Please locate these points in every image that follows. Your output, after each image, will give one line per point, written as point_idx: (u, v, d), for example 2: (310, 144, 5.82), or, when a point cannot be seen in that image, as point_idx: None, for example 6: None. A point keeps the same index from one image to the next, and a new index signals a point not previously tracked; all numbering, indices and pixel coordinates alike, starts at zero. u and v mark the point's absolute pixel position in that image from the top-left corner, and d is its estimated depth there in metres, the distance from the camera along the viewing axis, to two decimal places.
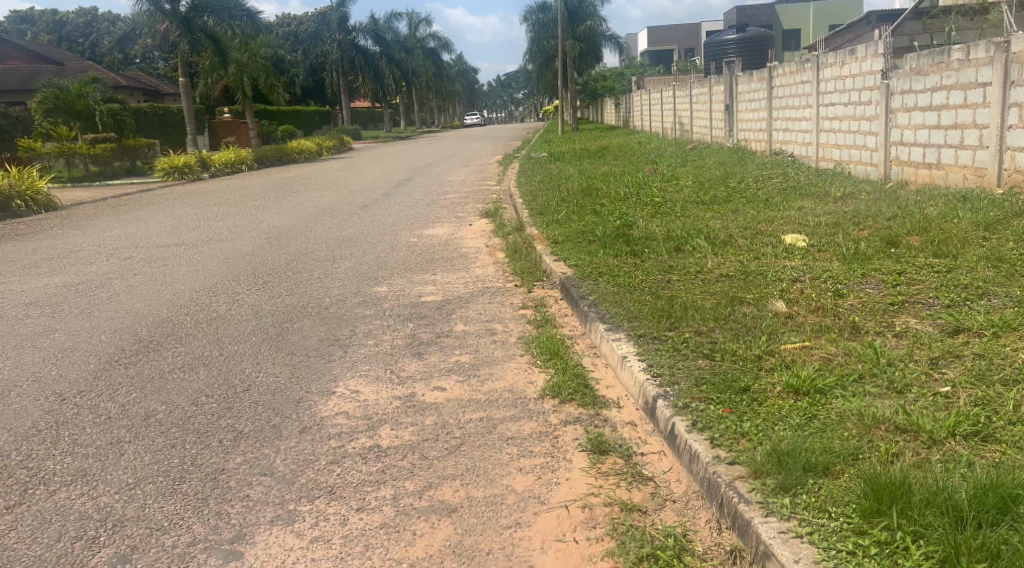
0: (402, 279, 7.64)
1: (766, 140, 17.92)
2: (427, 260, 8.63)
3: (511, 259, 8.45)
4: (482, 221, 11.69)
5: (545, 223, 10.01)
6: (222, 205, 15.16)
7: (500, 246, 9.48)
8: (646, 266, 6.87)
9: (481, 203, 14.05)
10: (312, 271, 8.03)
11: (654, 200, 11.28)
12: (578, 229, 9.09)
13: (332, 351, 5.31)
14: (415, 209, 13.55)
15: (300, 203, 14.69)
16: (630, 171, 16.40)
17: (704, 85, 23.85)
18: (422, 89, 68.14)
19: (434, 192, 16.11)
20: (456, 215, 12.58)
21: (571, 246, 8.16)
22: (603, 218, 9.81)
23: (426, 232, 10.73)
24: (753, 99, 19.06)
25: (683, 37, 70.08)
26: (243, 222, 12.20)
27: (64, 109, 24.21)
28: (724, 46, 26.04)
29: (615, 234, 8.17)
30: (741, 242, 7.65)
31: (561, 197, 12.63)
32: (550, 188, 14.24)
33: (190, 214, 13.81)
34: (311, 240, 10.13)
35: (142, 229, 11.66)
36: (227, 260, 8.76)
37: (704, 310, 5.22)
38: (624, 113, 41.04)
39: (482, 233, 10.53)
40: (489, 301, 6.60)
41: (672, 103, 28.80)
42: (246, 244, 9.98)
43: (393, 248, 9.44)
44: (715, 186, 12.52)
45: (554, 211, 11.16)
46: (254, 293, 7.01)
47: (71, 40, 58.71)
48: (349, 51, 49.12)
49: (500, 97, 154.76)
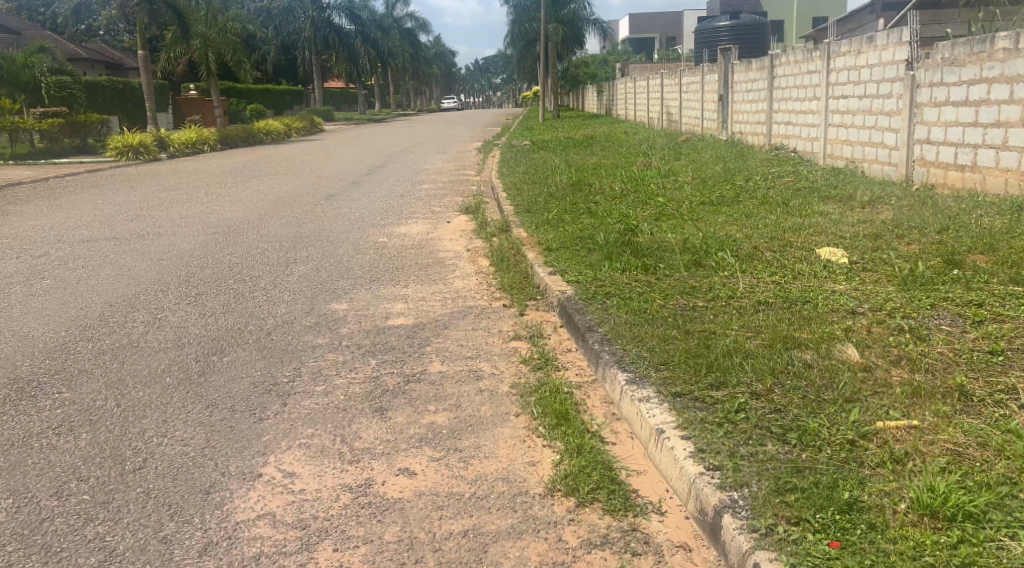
0: (367, 293, 6.37)
1: (766, 133, 16.77)
2: (397, 268, 7.35)
3: (497, 268, 7.22)
4: (461, 217, 10.45)
5: (534, 224, 8.80)
6: (173, 191, 13.79)
7: (482, 250, 8.26)
8: (663, 287, 5.68)
9: (459, 196, 12.82)
10: (257, 281, 6.74)
11: (655, 199, 10.11)
12: (575, 233, 7.89)
13: (266, 403, 4.06)
14: (386, 201, 12.25)
15: (260, 191, 13.35)
16: (621, 164, 15.20)
17: (696, 74, 22.68)
18: (399, 71, 66.52)
19: (407, 181, 14.80)
20: (432, 210, 11.31)
21: (568, 256, 6.95)
22: (601, 220, 8.62)
23: (397, 230, 9.48)
24: (751, 89, 17.90)
25: (664, 26, 69.12)
26: (191, 213, 10.87)
27: (10, 81, 22.59)
28: (716, 33, 24.83)
29: (619, 243, 6.95)
30: (770, 256, 6.45)
31: (549, 193, 11.42)
32: (536, 181, 13.02)
33: (135, 201, 12.48)
34: (263, 238, 8.85)
35: (72, 220, 10.33)
36: (159, 263, 7.48)
37: (753, 357, 4.03)
38: (607, 102, 39.78)
39: (461, 234, 9.27)
40: (471, 328, 5.36)
41: (660, 92, 27.60)
42: (187, 241, 8.69)
43: (358, 250, 8.18)
44: (717, 184, 11.40)
45: (543, 209, 9.95)
46: (181, 311, 5.72)
47: (32, 11, 56.74)
48: (324, 29, 47.39)
49: (479, 83, 152.92)
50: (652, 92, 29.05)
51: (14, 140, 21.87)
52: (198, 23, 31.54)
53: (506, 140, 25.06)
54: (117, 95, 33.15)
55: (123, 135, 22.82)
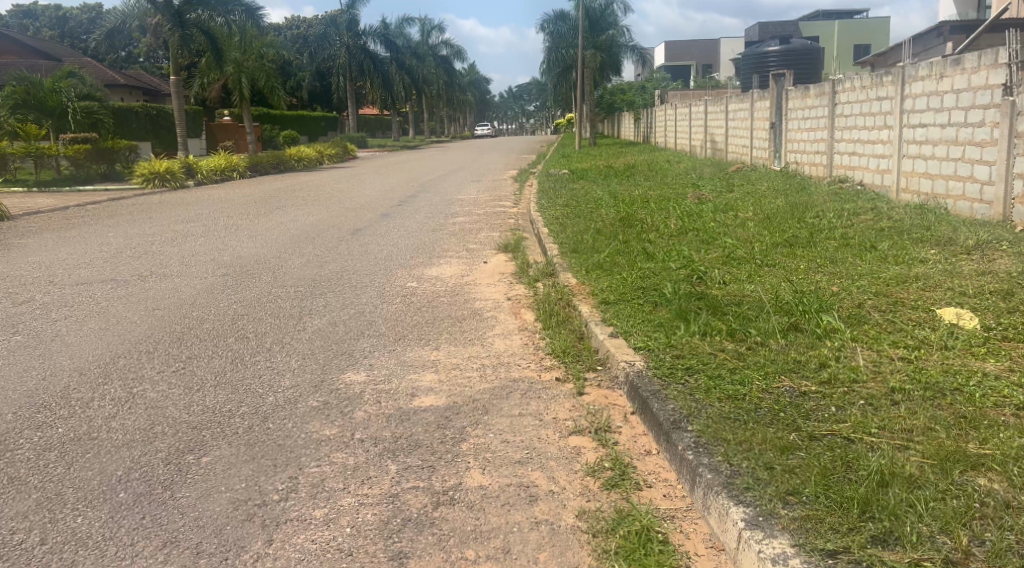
0: (391, 358, 5.27)
1: (826, 164, 15.57)
2: (426, 323, 6.25)
3: (544, 324, 6.11)
4: (499, 256, 9.39)
5: (584, 268, 7.70)
6: (192, 222, 12.92)
7: (526, 299, 7.17)
8: (759, 360, 4.55)
9: (496, 230, 11.81)
10: (263, 340, 5.70)
11: (718, 239, 8.99)
12: (635, 281, 6.78)
13: (244, 541, 2.98)
14: (416, 235, 11.24)
15: (283, 224, 12.41)
16: (671, 197, 14.09)
17: (744, 101, 21.56)
18: (434, 98, 66.15)
19: (440, 214, 13.80)
20: (467, 247, 10.27)
21: (631, 311, 5.84)
22: (661, 265, 7.51)
23: (429, 272, 8.45)
24: (808, 116, 16.72)
25: (701, 53, 68.17)
26: (204, 248, 9.95)
27: (36, 106, 22.04)
28: (764, 59, 23.72)
29: (693, 298, 5.83)
30: (883, 319, 5.28)
31: (595, 228, 10.37)
32: (581, 215, 11.97)
33: (148, 233, 11.62)
34: (278, 280, 7.87)
35: (75, 255, 9.46)
36: (154, 312, 6.50)
37: (921, 487, 2.91)
38: (645, 130, 38.74)
39: (499, 277, 8.19)
40: (518, 415, 4.23)
41: (704, 119, 26.49)
42: (193, 284, 7.74)
43: (383, 297, 7.13)
44: (784, 221, 10.26)
45: (592, 249, 8.88)
46: (163, 382, 4.67)
47: (75, 37, 57.49)
48: (359, 55, 47.03)
49: (513, 110, 152.98)
50: (695, 119, 27.96)
51: (40, 166, 21.32)
52: (231, 49, 31.09)
53: (543, 169, 24.04)
54: (149, 121, 32.77)
55: (150, 162, 22.18)
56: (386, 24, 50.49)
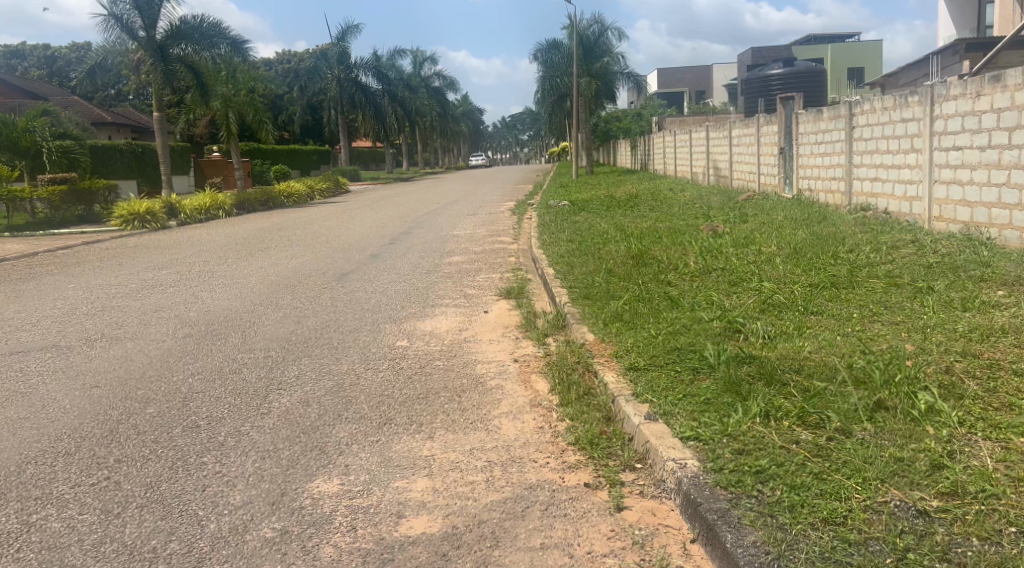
0: (372, 456, 4.20)
1: (844, 191, 14.63)
2: (417, 398, 5.17)
3: (561, 395, 5.07)
4: (501, 305, 8.35)
5: (600, 319, 6.69)
6: (164, 269, 11.87)
7: (535, 360, 6.11)
8: (851, 455, 3.54)
9: (495, 271, 10.81)
10: (216, 431, 4.62)
11: (747, 282, 8.00)
12: (663, 336, 5.77)
13: None
14: (409, 280, 10.18)
15: (263, 269, 11.37)
16: (683, 231, 13.12)
17: (749, 127, 20.68)
18: (427, 129, 65.53)
19: (435, 253, 12.76)
20: (464, 292, 9.25)
21: (667, 381, 4.83)
22: (691, 317, 6.48)
23: (421, 326, 7.41)
24: (822, 140, 15.81)
25: (693, 80, 67.75)
26: (171, 302, 8.92)
27: (9, 147, 21.02)
28: (768, 82, 22.90)
29: (744, 368, 4.79)
30: (988, 390, 4.27)
31: (606, 268, 9.38)
32: (587, 253, 10.98)
33: (112, 283, 10.58)
34: (247, 342, 6.82)
35: (23, 314, 8.42)
36: (93, 391, 5.44)
37: None
38: (642, 157, 37.88)
39: (502, 332, 7.13)
40: (541, 547, 3.23)
41: (705, 145, 25.62)
42: (148, 350, 6.69)
43: (367, 362, 6.08)
44: (814, 257, 9.27)
45: (606, 295, 7.85)
46: (74, 506, 3.61)
47: (64, 76, 56.94)
48: (350, 88, 46.32)
49: (506, 139, 152.96)
50: (696, 145, 27.06)
51: (13, 210, 20.29)
52: (217, 83, 30.19)
53: (541, 200, 23.09)
54: (133, 160, 31.86)
55: (129, 202, 21.15)
56: (377, 56, 49.84)
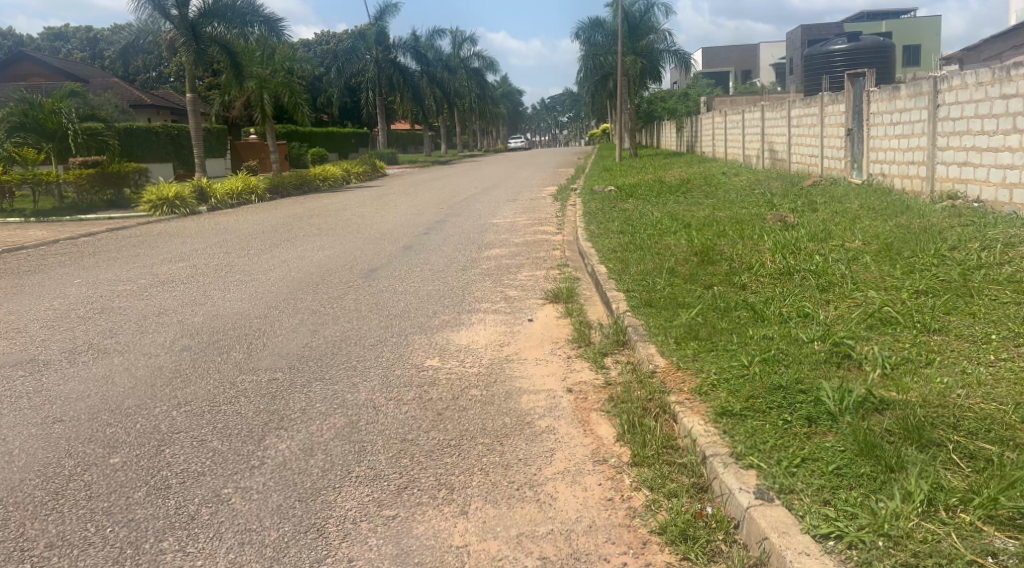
0: (384, 546, 3.14)
1: (926, 177, 13.25)
2: (447, 446, 4.07)
3: (636, 446, 3.94)
4: (549, 311, 7.24)
5: (672, 335, 5.59)
6: (182, 262, 10.93)
7: (594, 387, 4.97)
8: None
9: (540, 267, 9.69)
10: (188, 496, 3.56)
11: (842, 289, 6.80)
12: (757, 364, 4.66)
13: None
14: (443, 277, 9.10)
15: (287, 263, 10.37)
16: (747, 221, 11.88)
17: (812, 106, 19.25)
18: (466, 111, 64.35)
19: (473, 245, 11.67)
20: (505, 293, 8.14)
21: (776, 434, 3.73)
22: (786, 338, 5.30)
23: (455, 338, 6.32)
24: (898, 120, 14.39)
25: (740, 58, 65.66)
26: (178, 303, 7.93)
27: (36, 130, 20.31)
28: (830, 58, 21.39)
29: (880, 426, 3.63)
30: None
31: (666, 266, 8.26)
32: (643, 246, 9.82)
33: (121, 278, 9.66)
34: (251, 359, 5.78)
35: (13, 317, 7.51)
36: (50, 429, 4.43)
37: None
38: (689, 139, 36.38)
39: (551, 347, 6.01)
40: None
41: (760, 126, 24.15)
42: (137, 366, 5.68)
43: (390, 390, 5.01)
44: (913, 256, 8.01)
45: (674, 303, 6.69)
46: None
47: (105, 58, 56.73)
48: (388, 69, 45.29)
49: (546, 121, 151.32)
50: (749, 126, 25.59)
51: (39, 194, 19.59)
52: (250, 64, 29.35)
53: (585, 184, 21.86)
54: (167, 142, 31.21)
55: (158, 187, 20.36)
56: (415, 35, 48.75)
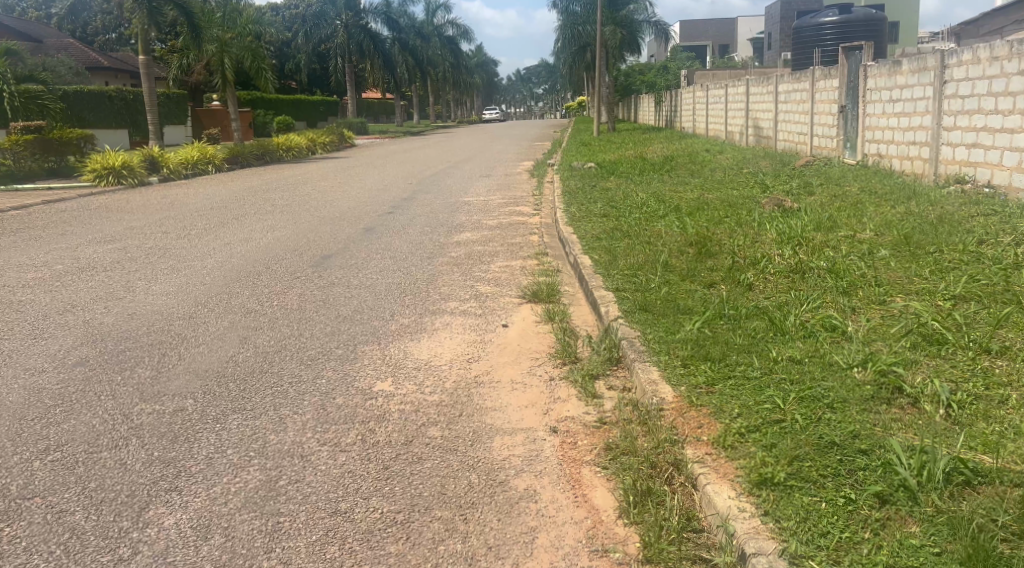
0: None
1: (930, 159, 12.32)
2: (389, 524, 3.06)
3: (647, 532, 2.94)
4: (527, 314, 6.21)
5: (678, 356, 4.57)
6: (113, 243, 9.74)
7: (585, 426, 3.95)
8: None
9: (515, 257, 8.66)
10: None
11: (869, 293, 5.80)
12: (794, 402, 3.65)
13: None
14: (406, 266, 8.02)
15: (231, 247, 9.22)
16: (740, 205, 10.89)
17: (802, 82, 18.27)
18: (439, 81, 62.72)
19: (441, 227, 10.58)
20: (475, 289, 7.10)
21: (840, 522, 2.73)
22: (819, 361, 4.28)
23: (413, 351, 5.27)
24: (897, 98, 13.43)
25: (718, 32, 64.55)
26: (91, 297, 6.79)
27: None
28: (821, 31, 20.41)
29: (987, 520, 2.63)
30: None
31: (658, 260, 7.26)
32: (630, 234, 8.80)
33: (35, 263, 8.45)
34: (158, 379, 4.68)
35: None
36: None
37: None
38: (669, 113, 35.34)
39: (530, 363, 4.99)
40: None
41: (745, 101, 23.14)
42: (13, 387, 4.56)
43: (326, 429, 3.97)
44: (938, 251, 7.02)
45: (675, 309, 5.67)
46: None
47: None
48: (358, 35, 43.60)
49: (521, 92, 149.61)
50: (732, 101, 24.62)
51: None
52: (209, 26, 27.75)
53: (563, 160, 20.76)
54: (121, 107, 29.56)
55: (104, 155, 18.96)
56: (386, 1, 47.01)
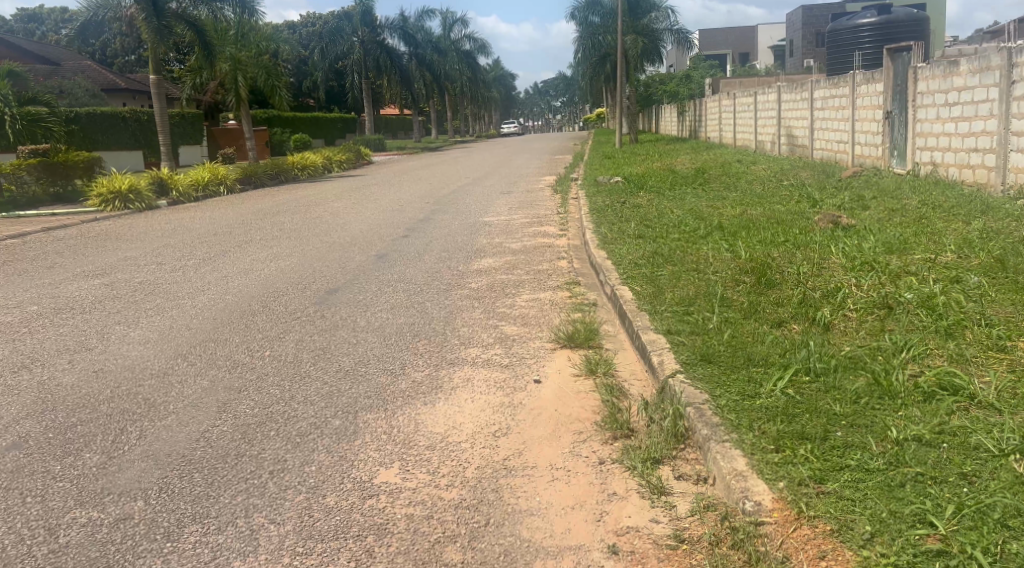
0: None
1: (997, 167, 11.20)
2: None
3: None
4: (564, 364, 5.21)
5: (767, 433, 3.57)
6: (102, 277, 8.85)
7: (658, 545, 2.97)
8: None
9: (543, 288, 7.65)
10: None
11: (984, 337, 4.76)
12: (954, 522, 2.68)
13: None
14: (421, 302, 7.05)
15: (228, 280, 8.29)
16: (789, 223, 9.85)
17: (841, 86, 17.20)
18: (457, 95, 62.00)
19: (460, 252, 9.62)
20: (500, 329, 6.12)
21: None
22: (962, 445, 3.26)
23: (426, 420, 4.28)
24: (954, 101, 12.35)
25: (738, 40, 63.37)
26: (56, 349, 5.85)
27: None
28: (858, 34, 19.56)
29: None
30: None
31: (712, 292, 6.27)
32: (674, 259, 7.79)
33: (7, 303, 7.53)
34: (108, 470, 3.71)
35: None
36: None
37: None
38: (693, 123, 34.29)
39: (573, 437, 4.00)
40: None
41: (777, 108, 22.06)
42: None
43: (312, 551, 3.01)
44: None
45: (748, 362, 4.66)
46: None
47: None
48: (374, 50, 42.88)
49: (539, 105, 148.98)
50: (763, 108, 23.52)
51: None
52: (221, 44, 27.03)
53: (587, 174, 19.76)
54: (133, 129, 28.91)
55: (110, 178, 18.18)
56: (402, 16, 46.28)
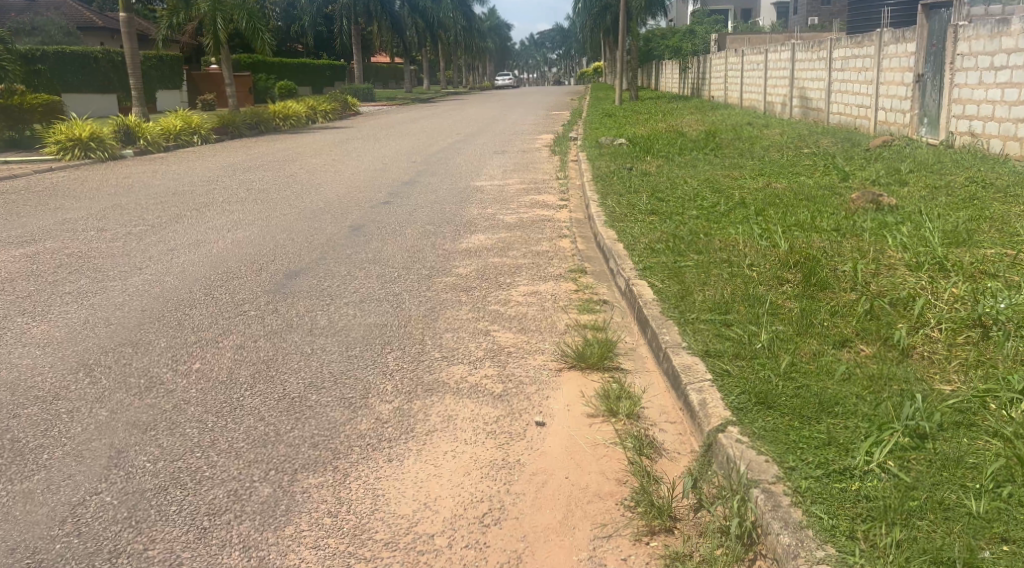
0: None
1: None
2: None
3: None
4: (574, 395, 4.04)
5: (883, 551, 2.50)
6: (28, 245, 7.59)
7: None
8: None
9: (542, 276, 6.45)
10: None
11: None
12: None
13: None
14: (397, 293, 5.84)
15: (174, 255, 7.05)
16: (820, 201, 8.65)
17: (865, 46, 15.84)
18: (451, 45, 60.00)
19: (447, 225, 8.40)
20: (492, 337, 4.93)
21: None
22: None
23: (389, 491, 3.11)
24: (1003, 65, 11.05)
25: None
26: None
27: None
28: None
29: None
30: None
31: (754, 295, 5.10)
32: (697, 245, 6.59)
33: None
34: None
35: None
36: None
37: None
38: (696, 81, 32.79)
39: (592, 532, 2.86)
40: None
41: (790, 68, 20.68)
42: None
43: None
44: None
45: (824, 410, 3.51)
46: None
47: None
48: None
49: (536, 58, 146.27)
50: (774, 67, 22.13)
51: None
52: None
53: (587, 133, 18.42)
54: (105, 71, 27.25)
55: (70, 124, 16.76)
56: None
